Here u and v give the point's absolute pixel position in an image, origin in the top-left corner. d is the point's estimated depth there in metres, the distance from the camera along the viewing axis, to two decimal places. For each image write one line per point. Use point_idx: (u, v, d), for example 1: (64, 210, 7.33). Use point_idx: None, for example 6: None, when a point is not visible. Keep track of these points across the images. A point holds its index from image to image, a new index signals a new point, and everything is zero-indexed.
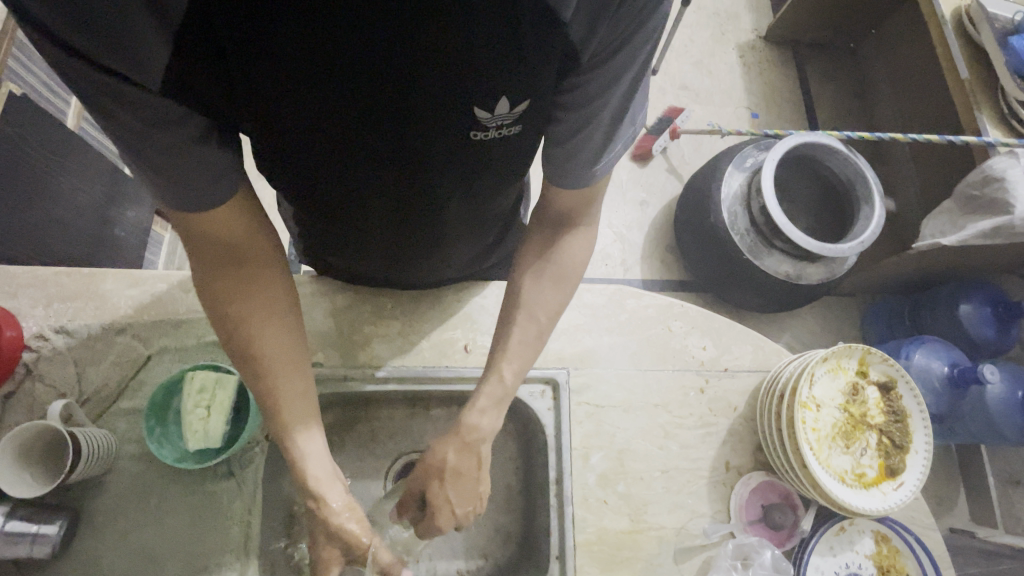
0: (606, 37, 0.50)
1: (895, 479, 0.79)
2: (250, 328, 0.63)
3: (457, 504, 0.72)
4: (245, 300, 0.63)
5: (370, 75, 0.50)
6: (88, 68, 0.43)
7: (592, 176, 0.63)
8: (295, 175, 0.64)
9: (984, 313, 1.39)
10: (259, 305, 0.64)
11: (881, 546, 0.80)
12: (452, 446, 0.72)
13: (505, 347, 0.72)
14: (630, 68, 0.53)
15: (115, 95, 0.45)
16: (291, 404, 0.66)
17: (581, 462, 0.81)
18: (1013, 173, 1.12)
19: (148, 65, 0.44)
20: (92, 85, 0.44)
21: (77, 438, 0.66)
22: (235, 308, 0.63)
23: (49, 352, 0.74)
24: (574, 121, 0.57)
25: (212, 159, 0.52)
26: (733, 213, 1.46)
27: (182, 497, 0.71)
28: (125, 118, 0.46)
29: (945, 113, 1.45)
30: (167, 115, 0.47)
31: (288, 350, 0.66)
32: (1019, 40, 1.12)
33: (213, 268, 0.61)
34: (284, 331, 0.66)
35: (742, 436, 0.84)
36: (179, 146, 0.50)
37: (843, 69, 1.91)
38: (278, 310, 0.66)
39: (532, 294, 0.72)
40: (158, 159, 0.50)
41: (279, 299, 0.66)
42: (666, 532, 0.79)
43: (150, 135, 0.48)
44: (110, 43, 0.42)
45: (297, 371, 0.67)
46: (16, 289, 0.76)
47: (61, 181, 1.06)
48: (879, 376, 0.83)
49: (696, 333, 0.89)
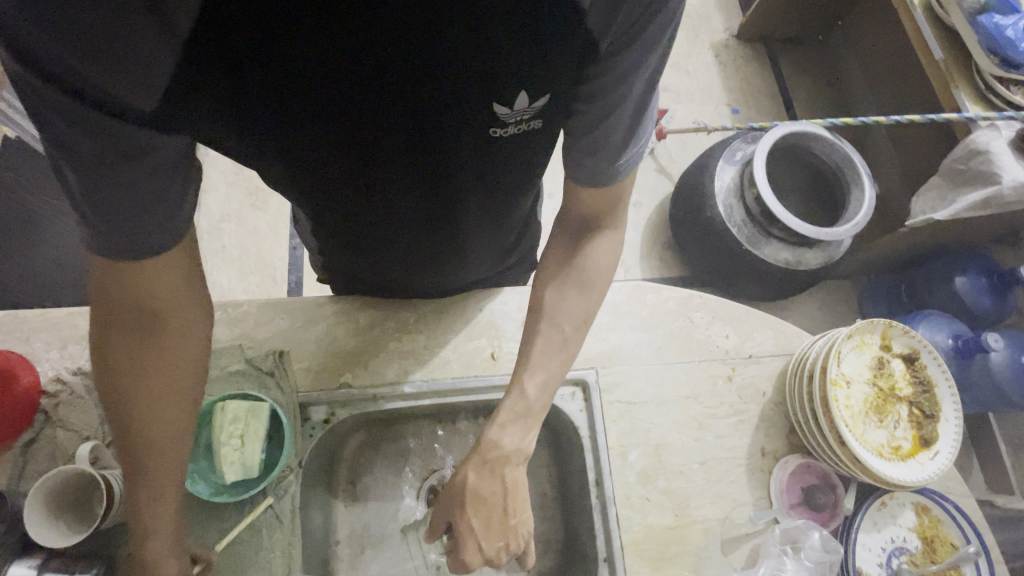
0: (625, 24, 0.51)
1: (930, 448, 0.80)
2: (130, 401, 0.58)
3: (484, 538, 0.66)
4: (139, 371, 0.57)
5: (387, 76, 0.50)
6: (70, 100, 0.41)
7: (617, 170, 0.63)
8: (312, 186, 0.64)
9: (979, 282, 1.42)
10: (151, 380, 0.58)
11: (922, 517, 0.81)
12: (472, 465, 0.69)
13: (549, 347, 0.72)
14: (649, 59, 0.53)
15: (96, 128, 0.43)
16: (158, 478, 0.60)
17: (619, 461, 0.80)
18: (996, 144, 1.16)
19: (140, 81, 0.43)
20: (73, 117, 0.42)
21: (109, 480, 0.64)
22: (118, 382, 0.57)
23: (68, 396, 0.72)
24: (596, 113, 0.58)
25: (168, 194, 0.49)
26: (729, 206, 1.48)
27: (220, 534, 0.70)
28: (88, 148, 0.43)
29: (919, 94, 1.50)
30: (147, 144, 0.45)
31: (166, 425, 0.59)
32: (989, 20, 1.15)
33: (112, 336, 0.56)
34: (172, 401, 0.60)
35: (774, 421, 0.85)
36: (150, 179, 0.47)
37: (814, 60, 1.97)
38: (178, 381, 0.60)
39: (562, 289, 0.73)
40: (109, 197, 0.46)
41: (183, 365, 0.60)
42: (711, 524, 0.78)
43: (120, 167, 0.45)
44: (103, 63, 0.41)
45: (180, 442, 0.61)
46: (28, 334, 0.75)
47: (49, 222, 1.08)
48: (902, 348, 0.85)
49: (717, 322, 0.90)
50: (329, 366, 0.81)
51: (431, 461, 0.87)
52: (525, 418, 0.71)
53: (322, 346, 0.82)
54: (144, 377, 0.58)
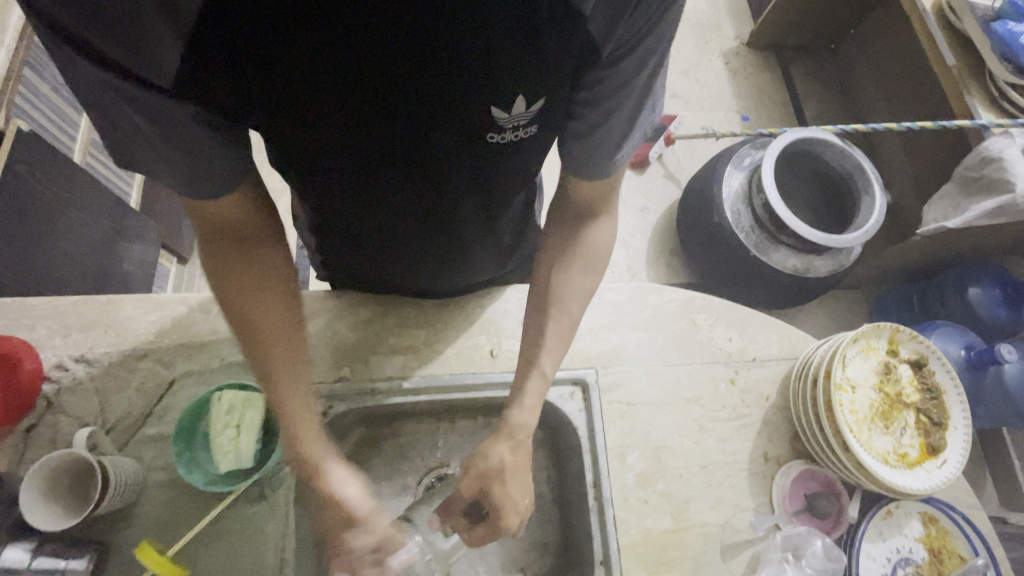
0: (625, 35, 0.52)
1: (937, 457, 0.78)
2: (248, 314, 0.62)
3: (520, 501, 0.71)
4: (249, 285, 0.62)
5: (389, 74, 0.50)
6: (102, 72, 0.43)
7: (610, 169, 0.64)
8: (311, 183, 0.64)
9: (993, 293, 1.40)
10: (261, 291, 0.62)
11: (929, 527, 0.79)
12: (507, 445, 0.71)
13: (549, 345, 0.72)
14: (642, 70, 0.55)
15: (128, 97, 0.45)
16: (287, 371, 0.64)
17: (617, 462, 0.79)
18: (1010, 152, 1.14)
19: (157, 62, 0.44)
20: (105, 87, 0.44)
21: (105, 466, 0.64)
22: (235, 296, 0.62)
23: (70, 382, 0.73)
24: (593, 117, 0.58)
25: (210, 155, 0.51)
26: (736, 211, 1.47)
27: (213, 526, 0.69)
28: (133, 117, 0.46)
29: (932, 103, 1.48)
30: (171, 116, 0.47)
31: (283, 332, 0.64)
32: (1002, 25, 1.14)
33: (217, 252, 0.60)
34: (274, 300, 0.64)
35: (777, 426, 0.83)
36: (193, 139, 0.49)
37: (825, 69, 1.96)
38: (272, 284, 0.63)
39: (563, 286, 0.73)
40: (162, 156, 0.50)
41: (273, 268, 0.64)
42: (711, 529, 0.77)
43: (161, 136, 0.48)
44: (125, 43, 0.42)
45: (290, 337, 0.65)
46: (33, 321, 0.75)
47: (63, 215, 1.10)
48: (910, 353, 0.83)
49: (720, 325, 0.89)
50: (327, 360, 0.81)
51: (429, 460, 0.86)
52: (530, 410, 0.71)
53: (321, 339, 0.82)
54: (244, 284, 0.61)
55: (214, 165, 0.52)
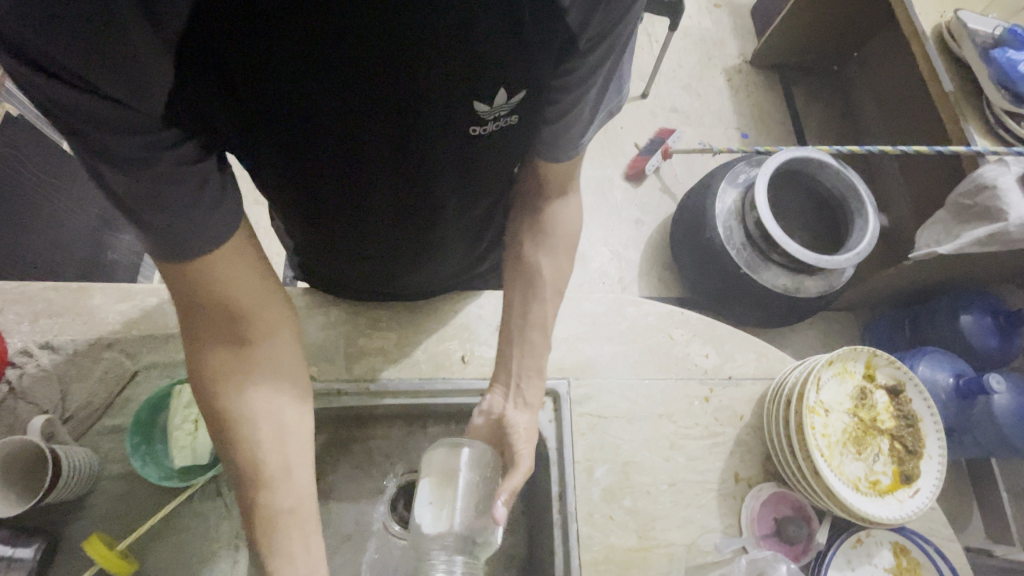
0: (602, 26, 0.53)
1: (910, 486, 0.77)
2: (241, 413, 0.59)
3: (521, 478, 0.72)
4: (249, 383, 0.60)
5: (372, 72, 0.48)
6: (79, 95, 0.41)
7: (579, 148, 0.68)
8: (295, 186, 0.62)
9: (985, 322, 1.38)
10: (268, 390, 0.61)
11: (900, 558, 0.77)
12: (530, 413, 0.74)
13: (522, 336, 0.77)
14: (604, 68, 0.59)
15: (103, 123, 0.43)
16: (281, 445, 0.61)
17: (585, 476, 0.78)
18: (1003, 180, 1.11)
19: (138, 86, 0.42)
20: (76, 113, 0.42)
21: (58, 455, 0.64)
22: (229, 399, 0.59)
23: (34, 369, 0.73)
24: (565, 106, 0.60)
25: (188, 179, 0.49)
26: (728, 228, 1.45)
27: (165, 521, 0.68)
28: (104, 144, 0.44)
29: (933, 129, 1.47)
30: (151, 143, 0.45)
31: (277, 391, 0.62)
32: (1001, 53, 1.14)
33: (199, 321, 0.57)
34: (267, 368, 0.62)
35: (750, 446, 0.82)
36: (169, 171, 0.48)
37: (828, 90, 1.94)
38: (266, 357, 0.62)
39: (538, 277, 0.78)
40: (136, 186, 0.47)
41: (269, 332, 0.62)
42: (676, 549, 0.75)
43: (138, 167, 0.46)
44: (110, 68, 0.41)
45: (283, 406, 0.62)
46: (3, 305, 0.75)
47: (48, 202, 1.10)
48: (887, 379, 0.82)
49: (697, 341, 0.88)
50: None
51: (396, 465, 0.84)
52: (531, 405, 0.75)
53: None
54: (225, 360, 0.59)
55: (195, 184, 0.50)
